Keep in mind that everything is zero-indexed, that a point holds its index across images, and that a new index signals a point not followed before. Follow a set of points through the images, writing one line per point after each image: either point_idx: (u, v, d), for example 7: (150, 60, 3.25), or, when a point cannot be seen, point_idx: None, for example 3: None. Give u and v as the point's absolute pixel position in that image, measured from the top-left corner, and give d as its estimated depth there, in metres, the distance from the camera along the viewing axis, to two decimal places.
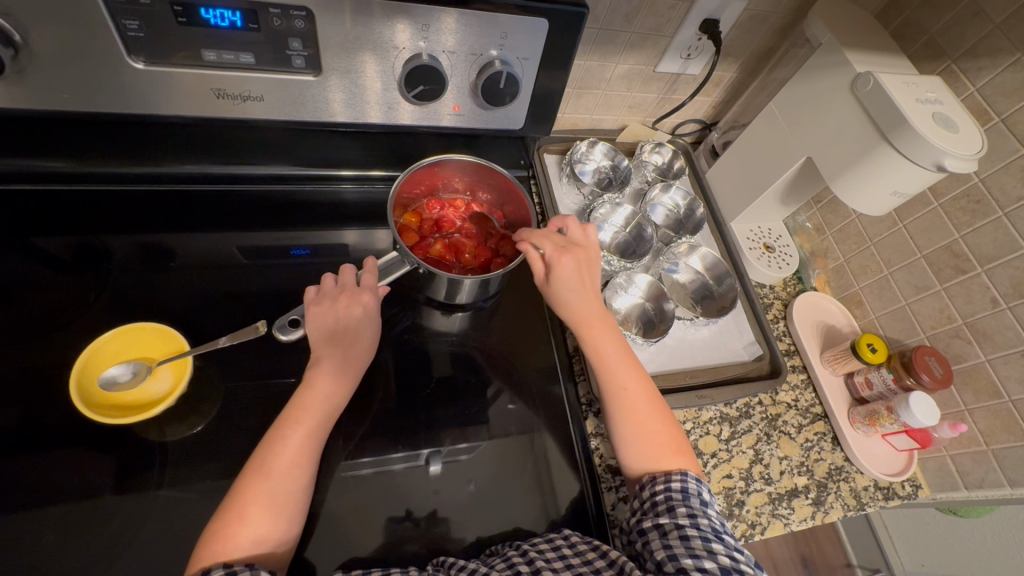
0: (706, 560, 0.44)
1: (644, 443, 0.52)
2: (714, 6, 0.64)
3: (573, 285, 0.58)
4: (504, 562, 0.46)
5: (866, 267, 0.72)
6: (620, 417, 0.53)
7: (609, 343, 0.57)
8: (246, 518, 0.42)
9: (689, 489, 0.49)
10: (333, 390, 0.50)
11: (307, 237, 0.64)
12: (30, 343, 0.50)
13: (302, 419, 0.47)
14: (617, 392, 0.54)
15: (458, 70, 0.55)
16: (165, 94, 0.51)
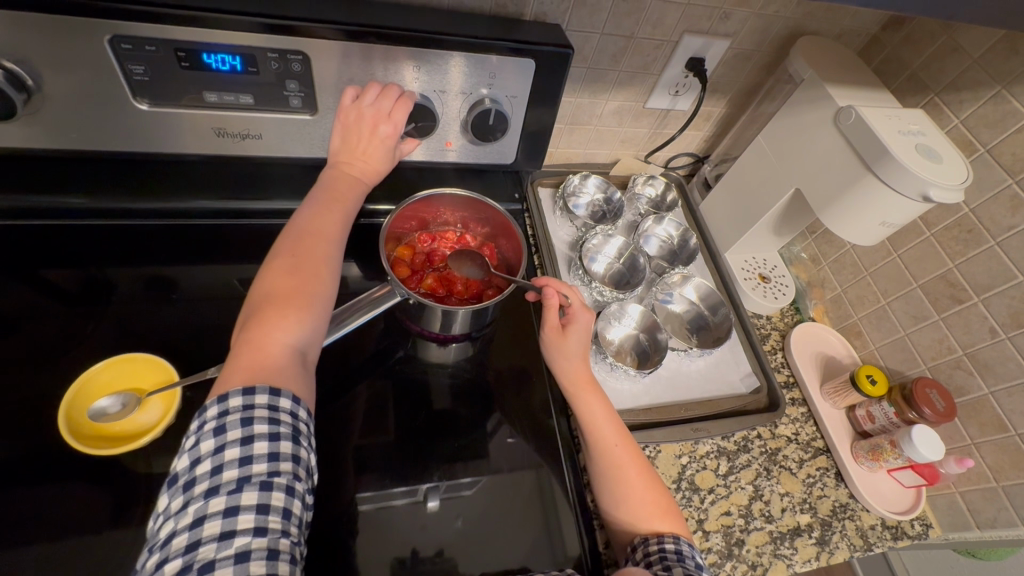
0: None
1: (634, 502, 0.51)
2: (698, 46, 0.66)
3: (581, 339, 0.58)
4: None
5: (864, 297, 0.72)
6: (613, 474, 0.52)
7: (602, 398, 0.57)
8: (275, 341, 0.43)
9: (684, 551, 0.48)
10: (339, 221, 0.51)
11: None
12: (23, 374, 0.50)
13: (317, 245, 0.49)
14: (610, 448, 0.53)
15: (450, 108, 0.57)
16: (168, 132, 0.53)
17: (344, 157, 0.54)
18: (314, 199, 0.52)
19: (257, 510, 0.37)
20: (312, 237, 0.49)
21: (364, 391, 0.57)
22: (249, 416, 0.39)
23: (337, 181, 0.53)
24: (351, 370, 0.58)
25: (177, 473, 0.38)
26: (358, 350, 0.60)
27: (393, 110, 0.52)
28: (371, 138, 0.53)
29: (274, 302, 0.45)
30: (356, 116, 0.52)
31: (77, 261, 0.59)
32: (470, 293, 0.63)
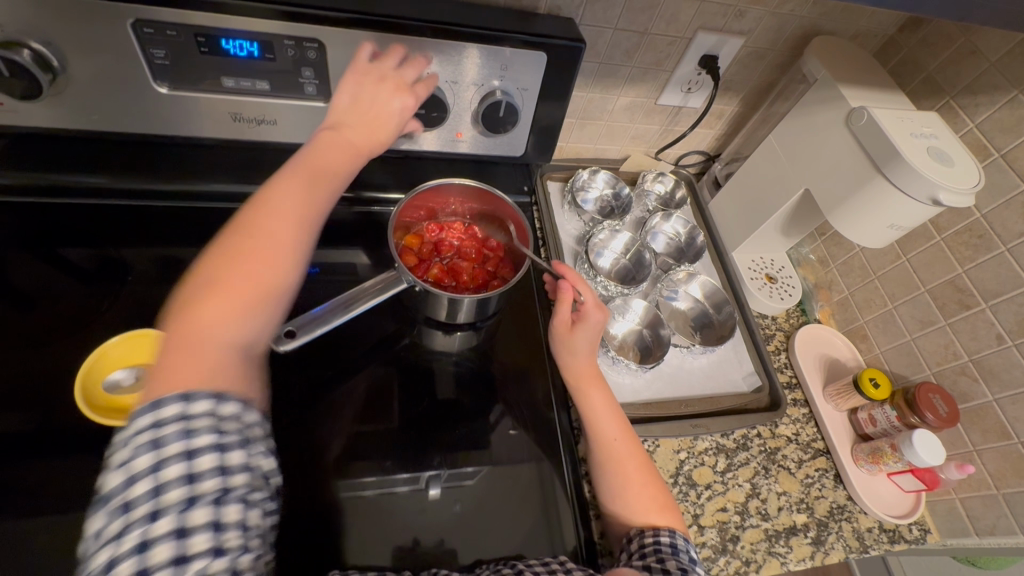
0: None
1: (631, 496, 0.52)
2: (711, 43, 0.66)
3: (590, 335, 0.59)
4: None
5: (871, 301, 0.71)
6: (613, 468, 0.53)
7: (606, 393, 0.57)
8: (218, 334, 0.40)
9: (678, 545, 0.48)
10: (317, 199, 0.48)
11: (316, 254, 0.64)
12: (40, 347, 0.52)
13: (287, 223, 0.46)
14: (608, 442, 0.54)
15: (462, 99, 0.58)
16: (186, 115, 0.55)
17: (345, 121, 0.51)
18: (295, 168, 0.48)
19: (207, 534, 0.34)
20: (294, 207, 0.47)
21: (367, 375, 0.58)
22: (191, 426, 0.35)
23: (322, 150, 0.50)
24: (356, 356, 0.59)
25: (105, 494, 0.34)
26: (365, 336, 0.61)
27: (414, 85, 0.53)
28: (384, 104, 0.51)
29: (233, 288, 0.42)
30: (377, 77, 0.51)
31: (97, 239, 0.61)
32: (476, 282, 0.64)
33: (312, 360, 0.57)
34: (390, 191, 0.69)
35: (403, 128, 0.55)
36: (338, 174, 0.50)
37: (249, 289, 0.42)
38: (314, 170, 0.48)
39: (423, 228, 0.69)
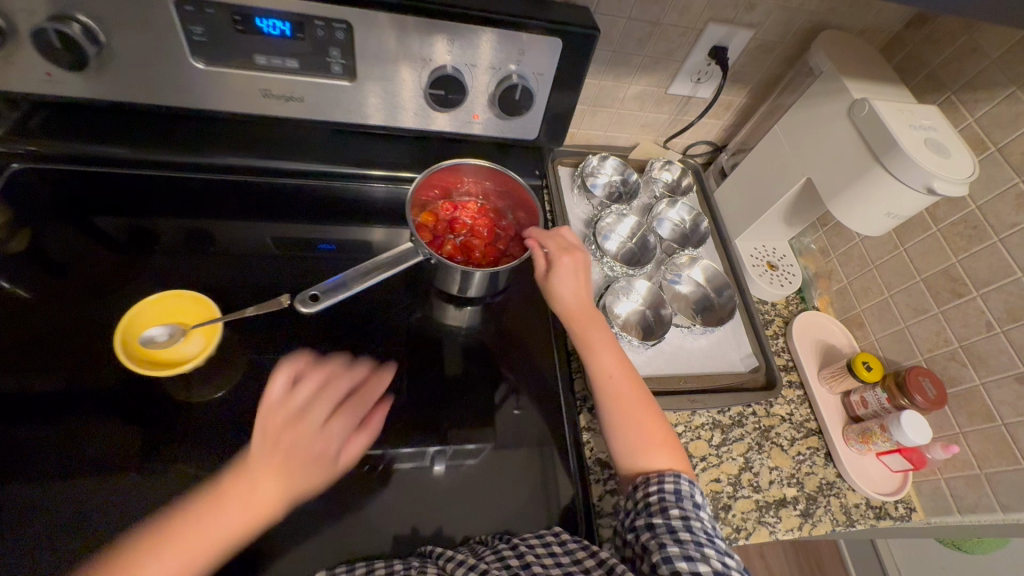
0: (700, 564, 0.46)
1: (637, 441, 0.55)
2: (722, 34, 0.68)
3: (570, 280, 0.63)
4: (495, 555, 0.49)
5: (868, 289, 0.74)
6: (614, 411, 0.57)
7: (602, 335, 0.61)
8: None
9: (683, 491, 0.51)
10: (232, 515, 0.46)
11: (328, 233, 0.70)
12: (80, 304, 0.58)
13: (187, 540, 0.44)
14: (605, 387, 0.58)
15: (480, 82, 0.60)
16: (218, 91, 0.58)
17: (260, 453, 0.50)
18: (225, 471, 0.49)
19: None
20: (275, 446, 0.50)
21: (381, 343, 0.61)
22: None
23: (240, 467, 0.49)
24: (372, 327, 0.62)
25: None
26: (381, 306, 0.65)
27: (331, 425, 0.53)
28: (306, 442, 0.51)
29: None
30: (281, 416, 0.52)
31: (134, 210, 0.66)
32: (488, 258, 0.68)
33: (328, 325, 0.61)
34: (398, 169, 0.73)
35: (334, 455, 0.52)
36: (320, 467, 0.50)
37: None
38: (247, 482, 0.48)
39: (438, 206, 0.71)
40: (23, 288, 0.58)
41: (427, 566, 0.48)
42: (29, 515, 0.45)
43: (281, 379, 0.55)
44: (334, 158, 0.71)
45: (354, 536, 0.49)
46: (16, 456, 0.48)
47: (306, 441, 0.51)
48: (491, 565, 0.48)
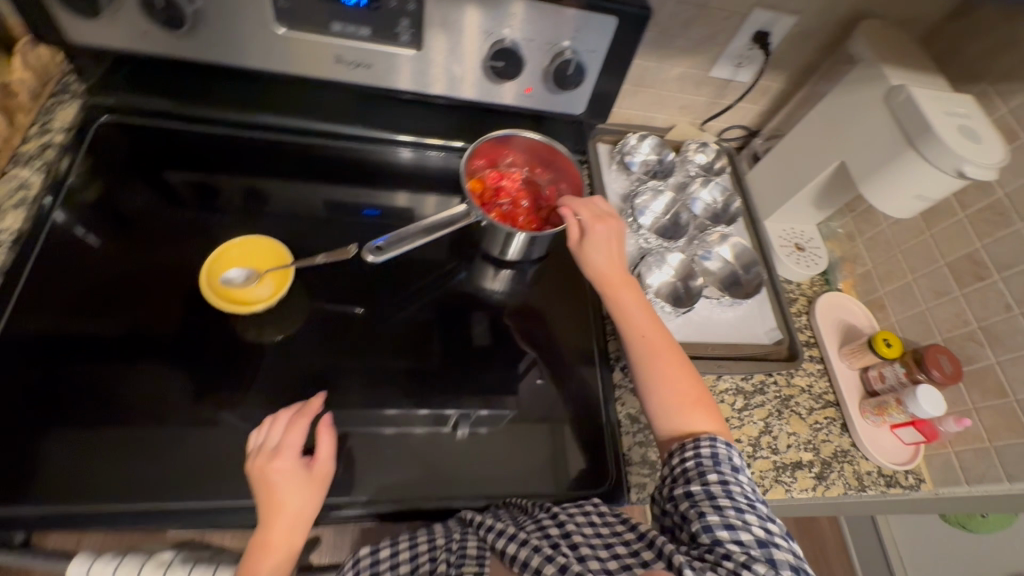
0: (742, 532, 0.50)
1: (675, 404, 0.59)
2: (765, 20, 0.72)
3: (603, 247, 0.67)
4: (536, 524, 0.55)
5: (892, 273, 0.77)
6: (652, 375, 0.61)
7: (640, 301, 0.66)
8: None
9: (719, 455, 0.55)
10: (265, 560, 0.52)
11: (379, 199, 0.75)
12: (167, 250, 0.66)
13: None
14: (640, 350, 0.62)
15: (535, 56, 0.64)
16: (295, 55, 0.63)
17: (260, 505, 0.52)
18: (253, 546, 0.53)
19: None
20: (263, 485, 0.52)
21: (424, 300, 0.69)
22: None
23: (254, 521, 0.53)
24: (415, 285, 0.70)
25: None
26: (427, 268, 0.72)
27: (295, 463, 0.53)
28: (271, 486, 0.52)
29: None
30: (257, 475, 0.52)
31: (200, 165, 0.72)
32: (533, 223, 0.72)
33: (378, 287, 0.69)
34: (427, 135, 0.77)
35: (310, 482, 0.54)
36: (305, 479, 0.53)
37: None
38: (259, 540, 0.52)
39: (485, 174, 0.75)
40: (113, 231, 0.66)
41: (467, 536, 0.55)
42: (137, 423, 0.55)
43: (255, 437, 0.55)
44: (388, 128, 0.77)
45: (405, 468, 0.57)
46: (122, 375, 0.57)
47: (272, 486, 0.52)
48: (534, 535, 0.53)
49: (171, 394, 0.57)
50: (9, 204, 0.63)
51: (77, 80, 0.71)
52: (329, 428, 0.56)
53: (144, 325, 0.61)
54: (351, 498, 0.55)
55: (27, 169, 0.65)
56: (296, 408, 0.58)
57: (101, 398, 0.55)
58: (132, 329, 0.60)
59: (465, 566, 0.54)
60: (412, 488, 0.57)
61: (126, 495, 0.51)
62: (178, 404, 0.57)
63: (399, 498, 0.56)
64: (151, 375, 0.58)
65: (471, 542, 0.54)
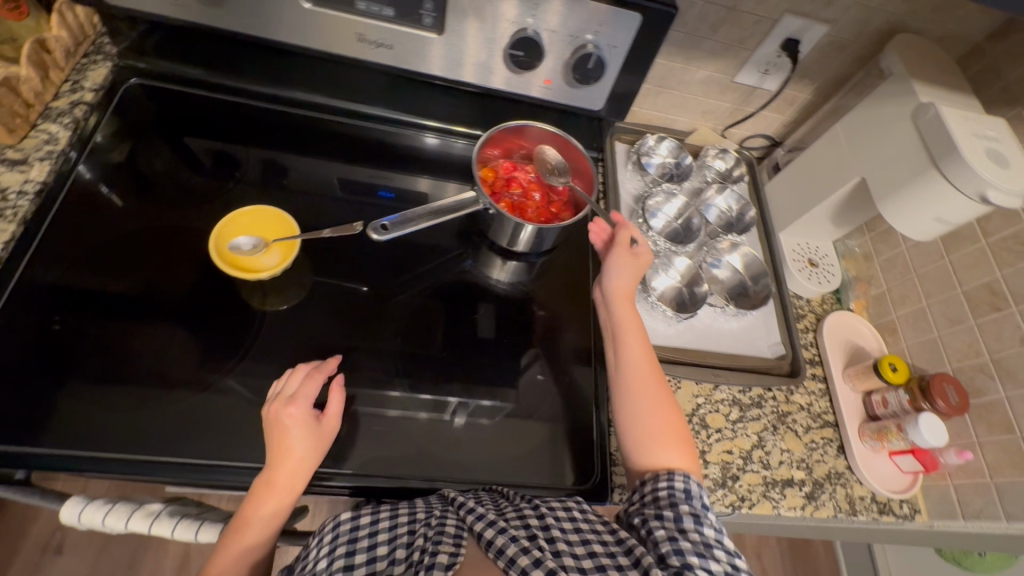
0: (711, 563, 0.48)
1: (653, 434, 0.58)
2: (796, 27, 0.70)
3: (625, 266, 0.67)
4: (519, 515, 0.53)
5: (906, 297, 0.75)
6: (635, 400, 0.60)
7: (637, 325, 0.64)
8: None
9: (691, 490, 0.53)
10: (268, 503, 0.52)
11: (391, 181, 0.76)
12: (182, 213, 0.68)
13: (245, 531, 0.53)
14: (630, 375, 0.61)
15: (556, 48, 0.64)
16: (321, 29, 0.64)
17: (269, 454, 0.53)
18: (254, 486, 0.53)
19: None
20: (275, 430, 0.54)
21: (427, 284, 0.70)
22: None
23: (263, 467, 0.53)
24: (419, 267, 0.71)
25: None
26: (433, 252, 0.72)
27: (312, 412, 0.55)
28: (284, 435, 0.53)
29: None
30: (273, 420, 0.54)
31: (222, 135, 0.74)
32: (540, 215, 0.72)
33: (383, 266, 0.70)
34: (451, 125, 0.78)
35: (317, 434, 0.55)
36: (313, 429, 0.54)
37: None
38: (262, 481, 0.52)
39: (497, 164, 0.75)
40: (132, 190, 0.68)
41: (447, 515, 0.53)
42: (138, 377, 0.57)
43: (280, 382, 0.58)
44: (407, 111, 0.77)
45: (392, 445, 0.58)
46: (128, 329, 0.59)
47: (284, 434, 0.53)
48: (517, 529, 0.51)
49: (178, 353, 0.59)
50: (35, 156, 0.64)
51: (109, 43, 0.73)
52: (342, 383, 0.59)
53: (153, 284, 0.62)
54: (335, 469, 0.56)
55: (54, 122, 0.66)
56: (314, 364, 0.59)
57: (106, 349, 0.58)
58: (142, 286, 0.62)
59: (442, 545, 0.50)
60: (401, 466, 0.57)
61: (125, 446, 0.53)
62: (184, 363, 0.58)
63: (386, 475, 0.57)
64: (156, 333, 0.60)
65: (450, 520, 0.52)
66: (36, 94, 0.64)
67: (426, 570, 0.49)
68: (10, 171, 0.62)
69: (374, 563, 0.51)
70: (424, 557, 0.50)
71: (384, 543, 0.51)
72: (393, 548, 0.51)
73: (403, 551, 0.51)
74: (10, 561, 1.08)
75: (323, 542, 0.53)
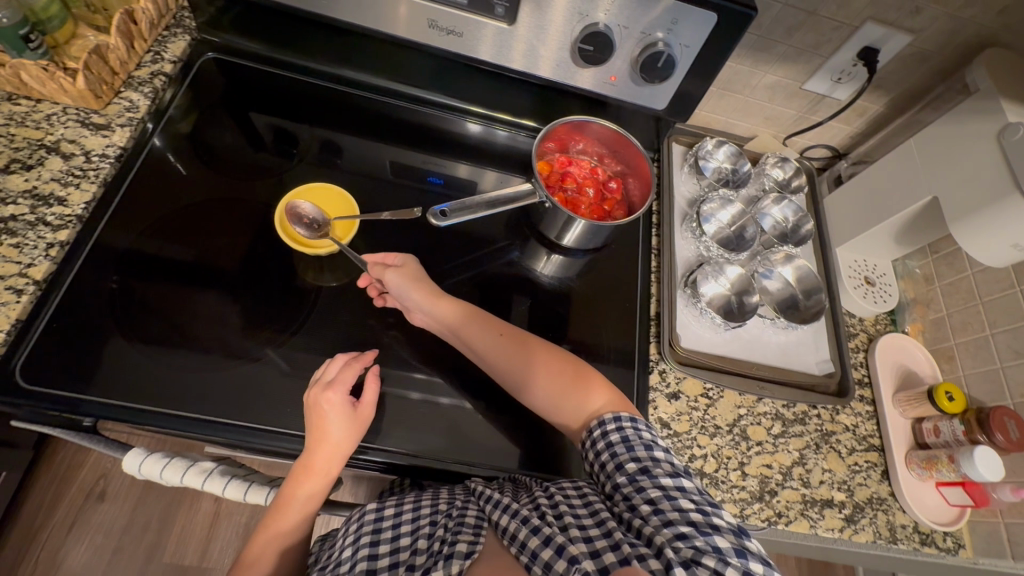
0: (679, 524, 0.44)
1: (562, 389, 0.58)
2: (877, 36, 0.68)
3: (404, 288, 0.63)
4: (532, 502, 0.51)
5: (969, 324, 0.72)
6: (524, 374, 0.59)
7: (458, 311, 0.63)
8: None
9: (629, 438, 0.53)
10: (310, 487, 0.56)
11: (445, 168, 0.77)
12: (248, 185, 0.71)
13: (283, 512, 0.57)
14: (500, 371, 0.60)
15: (626, 44, 0.64)
16: (396, 13, 0.65)
17: (308, 443, 0.55)
18: (294, 468, 0.56)
19: None
20: (314, 414, 0.55)
21: (477, 273, 0.71)
22: None
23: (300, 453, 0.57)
24: (468, 255, 0.72)
25: None
26: (482, 241, 0.73)
27: (351, 403, 0.56)
28: (321, 421, 0.55)
29: (253, 551, 0.56)
30: (311, 405, 0.56)
31: (288, 112, 0.76)
32: (593, 210, 0.72)
33: (435, 251, 0.71)
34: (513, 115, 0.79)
35: (356, 424, 0.56)
36: (351, 416, 0.55)
37: (261, 557, 0.55)
38: (300, 466, 0.56)
39: (553, 159, 0.76)
40: (201, 161, 0.71)
41: (468, 507, 0.53)
42: (201, 340, 0.60)
43: (323, 367, 0.59)
44: (467, 99, 0.78)
45: (435, 428, 0.60)
46: (192, 294, 0.62)
47: (320, 422, 0.55)
48: (527, 511, 0.50)
49: (238, 320, 0.62)
50: (117, 122, 0.67)
51: (189, 17, 0.76)
52: (375, 372, 0.59)
53: (218, 252, 0.65)
54: (377, 445, 0.58)
55: (134, 90, 0.69)
56: (348, 356, 0.60)
57: (170, 311, 0.61)
58: (207, 253, 0.65)
59: (462, 534, 0.50)
60: (442, 450, 0.58)
61: (184, 404, 0.56)
62: (243, 330, 0.61)
63: (425, 457, 0.58)
64: (218, 299, 0.62)
65: (471, 511, 0.52)
66: (122, 63, 0.67)
67: (445, 559, 0.48)
68: (95, 135, 0.65)
69: (397, 554, 0.50)
70: (443, 547, 0.49)
71: (406, 534, 0.51)
72: (415, 539, 0.50)
73: (424, 542, 0.50)
74: (56, 502, 1.14)
75: (348, 531, 0.52)
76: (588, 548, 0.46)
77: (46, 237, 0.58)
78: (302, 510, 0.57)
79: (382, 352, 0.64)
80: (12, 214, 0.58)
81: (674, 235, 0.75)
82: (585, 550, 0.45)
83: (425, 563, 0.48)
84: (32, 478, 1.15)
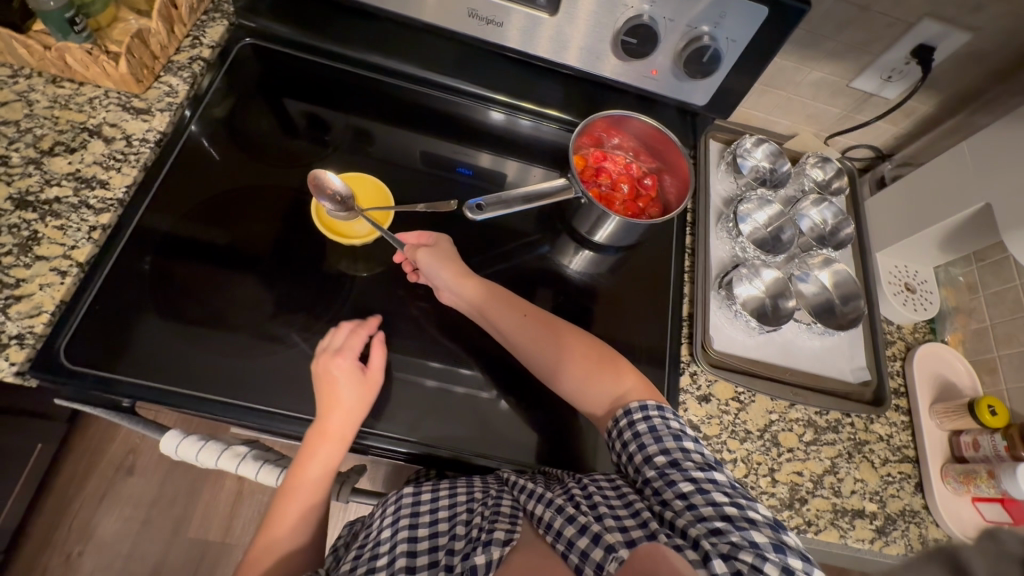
0: (714, 519, 0.44)
1: (589, 370, 0.58)
2: (932, 33, 0.66)
3: (435, 266, 0.63)
4: (564, 490, 0.51)
5: (1014, 336, 0.69)
6: (554, 363, 0.59)
7: (484, 290, 0.63)
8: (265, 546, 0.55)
9: (656, 427, 0.52)
10: (325, 454, 0.56)
11: (476, 159, 0.76)
12: (282, 173, 0.71)
13: (301, 479, 0.57)
14: (530, 358, 0.60)
15: (671, 38, 0.62)
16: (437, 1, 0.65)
17: (320, 409, 0.55)
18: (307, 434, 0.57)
19: None
20: (324, 380, 0.56)
21: (508, 268, 0.70)
22: None
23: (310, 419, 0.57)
24: (499, 249, 0.71)
25: None
26: (513, 235, 0.72)
27: (358, 366, 0.57)
28: (333, 385, 0.56)
29: (275, 517, 0.56)
30: (322, 369, 0.57)
31: (323, 100, 0.76)
32: (627, 207, 0.71)
33: (466, 244, 0.71)
34: (547, 106, 0.77)
35: (366, 388, 0.57)
36: (360, 379, 0.56)
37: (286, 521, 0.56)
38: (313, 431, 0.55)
39: (588, 153, 0.74)
40: (237, 147, 0.71)
41: (503, 495, 0.53)
42: (235, 326, 0.60)
43: (328, 336, 0.60)
44: (502, 91, 0.77)
45: (464, 423, 0.59)
46: (227, 280, 0.62)
47: (331, 386, 0.56)
48: (559, 498, 0.50)
49: (272, 308, 0.62)
50: (157, 106, 0.67)
51: (226, 2, 0.75)
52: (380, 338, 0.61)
53: (252, 238, 0.66)
54: (411, 438, 0.58)
55: (175, 75, 0.69)
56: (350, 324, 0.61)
57: (206, 296, 0.61)
58: (242, 239, 0.65)
59: (498, 522, 0.50)
60: (470, 444, 0.58)
61: (218, 389, 0.57)
62: (278, 317, 0.62)
63: (450, 452, 0.58)
64: (252, 286, 0.63)
65: (506, 501, 0.52)
66: (162, 47, 0.67)
67: (484, 545, 0.48)
68: (136, 119, 0.66)
69: (436, 538, 0.50)
70: (481, 534, 0.49)
71: (444, 519, 0.52)
72: (452, 525, 0.51)
73: (462, 527, 0.51)
74: (89, 472, 1.18)
75: (385, 513, 0.53)
76: (624, 537, 0.46)
77: (88, 220, 0.59)
78: (319, 477, 0.57)
79: (412, 344, 0.63)
80: (56, 196, 0.59)
81: (708, 235, 0.74)
82: (621, 539, 0.46)
83: (464, 548, 0.49)
84: (67, 448, 1.18)
